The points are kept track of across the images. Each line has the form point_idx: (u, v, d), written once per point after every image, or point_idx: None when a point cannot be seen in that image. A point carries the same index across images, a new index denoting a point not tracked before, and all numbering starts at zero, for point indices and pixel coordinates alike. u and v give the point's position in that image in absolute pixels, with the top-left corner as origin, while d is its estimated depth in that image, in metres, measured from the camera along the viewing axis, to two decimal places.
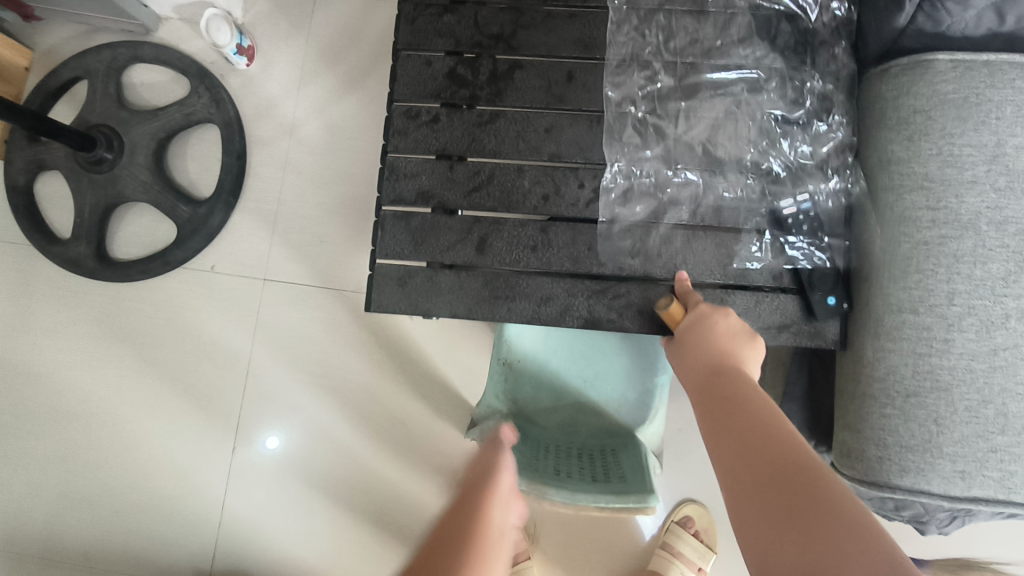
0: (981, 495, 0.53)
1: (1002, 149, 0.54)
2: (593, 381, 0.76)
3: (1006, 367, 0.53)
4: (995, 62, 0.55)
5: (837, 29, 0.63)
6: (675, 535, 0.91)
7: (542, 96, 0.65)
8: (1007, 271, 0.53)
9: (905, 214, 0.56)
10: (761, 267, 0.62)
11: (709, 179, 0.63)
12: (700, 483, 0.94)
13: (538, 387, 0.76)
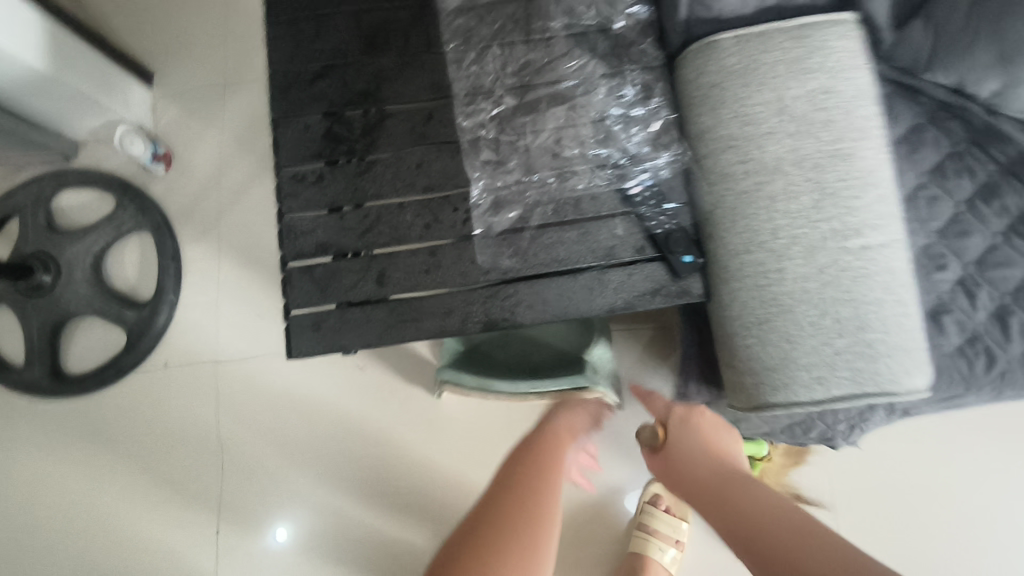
0: (840, 394, 0.60)
1: (784, 101, 0.64)
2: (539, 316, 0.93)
3: (833, 281, 0.61)
4: (764, 32, 0.66)
5: (643, 28, 0.74)
6: (647, 514, 0.96)
7: (409, 139, 0.74)
8: (816, 198, 0.62)
9: (723, 171, 0.65)
10: (624, 244, 0.70)
11: (565, 179, 0.72)
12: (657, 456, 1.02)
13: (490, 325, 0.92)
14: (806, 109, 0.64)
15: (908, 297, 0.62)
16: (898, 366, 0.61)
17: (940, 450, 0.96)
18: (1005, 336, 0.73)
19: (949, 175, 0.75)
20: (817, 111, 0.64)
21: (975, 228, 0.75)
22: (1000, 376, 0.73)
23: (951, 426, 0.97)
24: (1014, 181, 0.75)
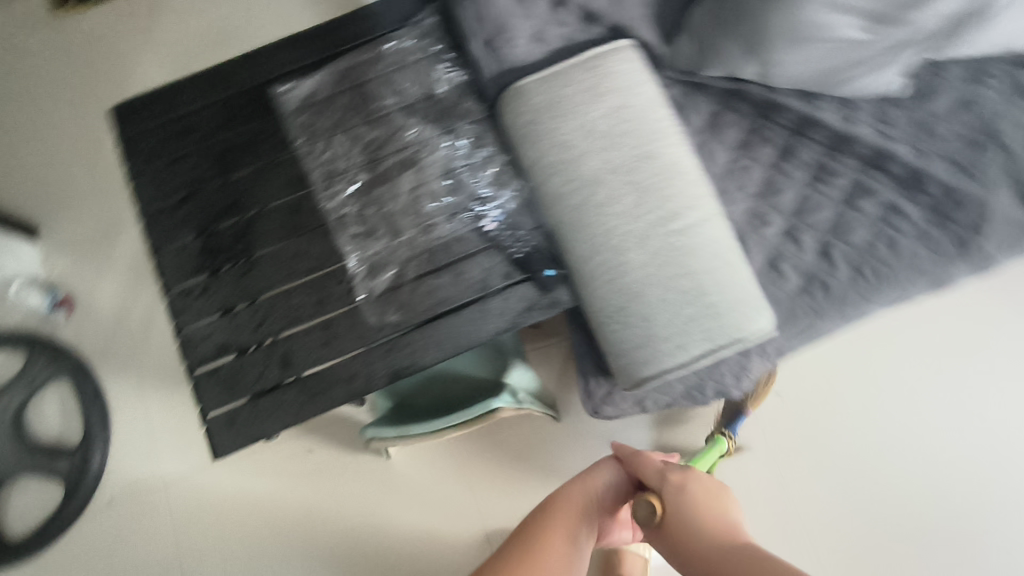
0: (699, 351, 0.74)
1: (586, 125, 0.76)
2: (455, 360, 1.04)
3: (666, 262, 0.74)
4: (556, 72, 0.78)
5: (462, 87, 0.84)
6: None
7: (281, 231, 0.81)
8: (637, 196, 0.75)
9: (555, 195, 0.77)
10: (494, 274, 0.78)
11: (429, 231, 0.80)
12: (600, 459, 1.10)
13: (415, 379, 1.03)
14: (610, 126, 0.77)
15: (735, 256, 0.76)
16: (739, 313, 0.75)
17: (840, 363, 1.09)
18: (832, 267, 0.85)
19: (751, 145, 0.88)
20: (616, 126, 0.77)
21: (785, 184, 0.87)
22: (838, 300, 0.85)
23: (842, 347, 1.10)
24: (804, 137, 0.88)
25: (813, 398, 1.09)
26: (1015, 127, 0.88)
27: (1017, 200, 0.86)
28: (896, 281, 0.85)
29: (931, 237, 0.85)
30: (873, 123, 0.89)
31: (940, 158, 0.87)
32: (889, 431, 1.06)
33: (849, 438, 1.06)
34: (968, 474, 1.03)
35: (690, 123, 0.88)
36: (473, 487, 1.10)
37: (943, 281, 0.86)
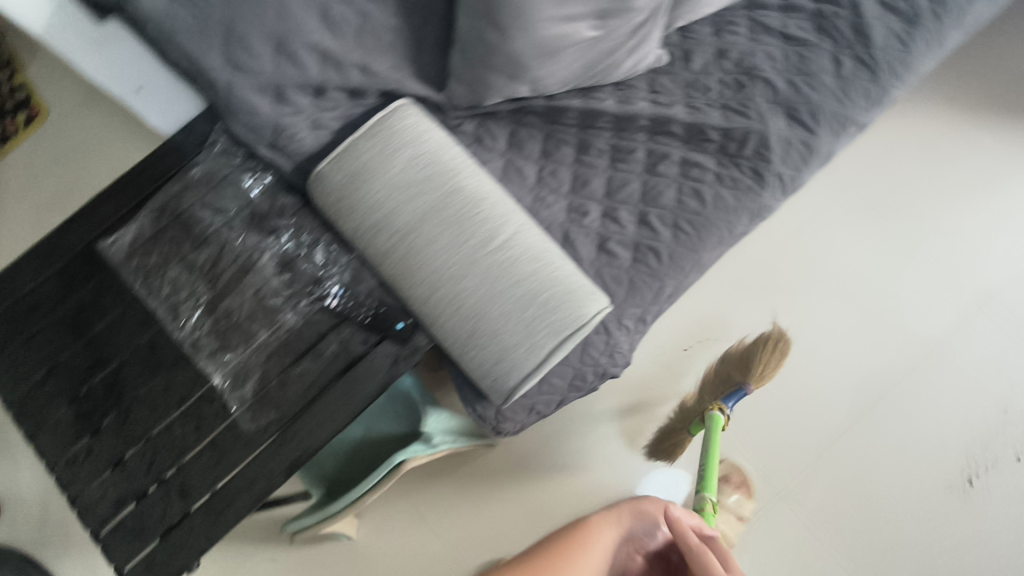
0: (551, 347, 0.79)
1: (385, 184, 0.82)
2: (372, 425, 1.09)
3: (495, 278, 0.80)
4: (345, 148, 0.84)
5: (273, 186, 0.90)
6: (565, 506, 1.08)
7: (145, 372, 0.84)
8: (450, 231, 0.81)
9: (380, 253, 0.83)
10: (352, 342, 0.84)
11: (281, 327, 0.84)
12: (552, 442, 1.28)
13: (336, 455, 1.07)
14: (410, 178, 0.83)
15: (552, 256, 0.82)
16: (571, 304, 0.80)
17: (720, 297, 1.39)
18: (654, 232, 0.94)
19: (551, 151, 0.98)
20: (412, 177, 0.83)
21: (591, 174, 0.97)
22: (670, 259, 0.94)
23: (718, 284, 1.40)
24: (594, 129, 0.98)
25: (727, 322, 1.37)
26: (766, 61, 1.00)
27: (787, 122, 0.97)
28: (711, 225, 0.95)
29: (728, 176, 0.96)
30: (649, 99, 0.99)
31: (712, 108, 0.97)
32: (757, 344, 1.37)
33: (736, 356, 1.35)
34: (831, 352, 1.36)
35: (492, 149, 0.97)
36: (431, 523, 1.23)
37: (753, 211, 0.97)
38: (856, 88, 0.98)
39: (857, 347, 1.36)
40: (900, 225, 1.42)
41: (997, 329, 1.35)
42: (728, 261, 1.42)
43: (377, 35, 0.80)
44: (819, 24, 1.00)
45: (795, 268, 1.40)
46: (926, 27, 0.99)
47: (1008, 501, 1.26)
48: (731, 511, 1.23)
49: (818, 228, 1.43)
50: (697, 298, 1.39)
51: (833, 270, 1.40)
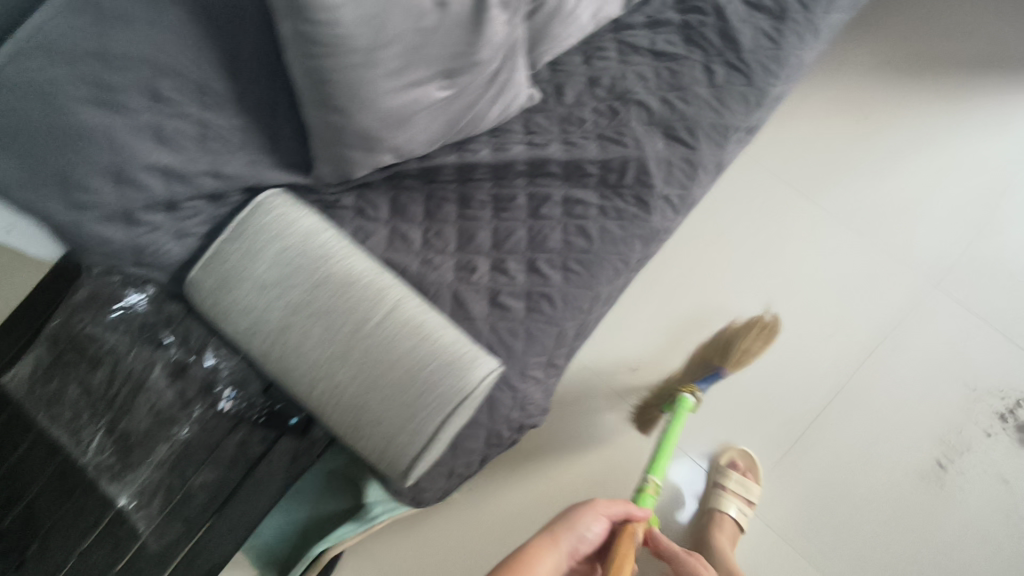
0: (437, 425, 0.79)
1: (254, 284, 0.83)
2: (315, 504, 1.07)
3: (372, 361, 0.81)
4: (211, 252, 0.85)
5: (154, 295, 0.89)
6: None
7: (60, 500, 0.81)
8: (324, 322, 0.82)
9: (261, 352, 0.84)
10: (251, 441, 0.87)
11: (179, 439, 0.85)
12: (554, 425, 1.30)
13: (277, 540, 1.09)
14: (279, 273, 0.83)
15: (429, 328, 0.82)
16: (451, 378, 0.80)
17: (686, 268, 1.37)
18: (545, 278, 0.93)
19: (434, 211, 0.97)
20: (280, 273, 0.83)
21: (477, 227, 0.96)
22: (565, 302, 0.93)
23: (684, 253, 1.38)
24: (473, 181, 0.97)
25: (693, 301, 1.35)
26: (638, 82, 0.97)
27: (665, 142, 0.95)
28: (601, 261, 0.94)
29: (612, 208, 0.94)
30: (524, 141, 0.97)
31: (588, 141, 0.96)
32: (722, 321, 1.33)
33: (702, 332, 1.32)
34: (793, 325, 1.32)
35: (375, 219, 0.97)
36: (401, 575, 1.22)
37: (644, 237, 0.95)
38: (732, 96, 0.96)
39: (823, 312, 1.32)
40: (850, 195, 1.36)
41: (947, 298, 1.30)
42: (665, 263, 1.38)
43: (222, 139, 0.80)
44: (687, 35, 0.98)
45: (734, 261, 1.36)
46: (795, 21, 0.96)
47: (984, 467, 1.23)
48: (739, 496, 1.21)
49: (753, 216, 1.38)
50: (639, 305, 1.35)
51: (773, 258, 1.36)
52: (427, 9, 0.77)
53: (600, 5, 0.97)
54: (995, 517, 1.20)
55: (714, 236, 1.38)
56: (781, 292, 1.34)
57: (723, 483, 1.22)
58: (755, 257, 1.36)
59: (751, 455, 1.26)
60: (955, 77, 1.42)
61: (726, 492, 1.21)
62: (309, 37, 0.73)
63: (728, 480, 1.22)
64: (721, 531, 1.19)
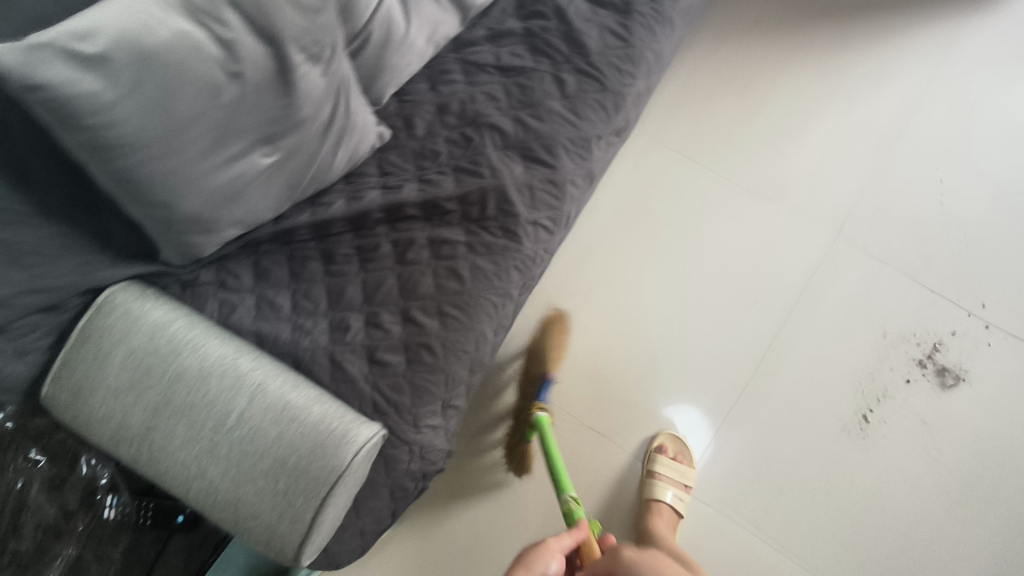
0: (317, 508, 0.77)
1: (108, 392, 0.80)
2: None
3: (241, 454, 0.78)
4: (60, 364, 0.81)
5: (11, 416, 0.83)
6: None
7: None
8: (185, 421, 0.79)
9: (130, 458, 0.81)
10: (143, 542, 0.91)
11: (69, 554, 0.87)
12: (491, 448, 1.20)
13: None
14: (130, 377, 0.80)
15: (296, 407, 0.80)
16: (322, 458, 0.78)
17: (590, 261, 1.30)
18: (421, 327, 0.90)
19: (298, 272, 0.93)
20: (132, 376, 0.80)
21: (345, 283, 0.92)
22: (445, 348, 0.90)
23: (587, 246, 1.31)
24: (332, 237, 0.92)
25: (603, 292, 1.28)
26: (489, 104, 0.91)
27: (524, 164, 0.90)
28: (477, 301, 0.90)
29: (479, 243, 0.90)
30: (379, 186, 0.92)
31: (444, 176, 0.91)
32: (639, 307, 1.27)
33: (619, 322, 1.27)
34: (717, 296, 1.27)
35: (238, 289, 0.92)
36: None
37: (519, 267, 0.92)
38: (587, 104, 0.90)
39: (744, 279, 1.27)
40: (756, 152, 1.31)
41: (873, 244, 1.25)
42: (584, 255, 1.30)
43: (39, 253, 0.76)
44: (532, 44, 0.93)
45: (649, 244, 1.30)
46: (641, 13, 0.92)
47: (919, 415, 1.21)
48: (674, 481, 1.15)
49: (660, 193, 1.32)
50: (556, 304, 1.28)
51: (688, 229, 1.30)
52: (222, 81, 0.71)
53: (433, 26, 0.91)
54: (916, 462, 1.19)
55: (623, 220, 1.32)
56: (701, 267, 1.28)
57: (659, 471, 1.15)
58: (668, 235, 1.30)
59: (682, 440, 1.19)
60: (842, 15, 1.39)
61: (662, 479, 1.15)
62: (93, 142, 0.65)
63: (664, 466, 1.15)
64: (658, 519, 1.12)
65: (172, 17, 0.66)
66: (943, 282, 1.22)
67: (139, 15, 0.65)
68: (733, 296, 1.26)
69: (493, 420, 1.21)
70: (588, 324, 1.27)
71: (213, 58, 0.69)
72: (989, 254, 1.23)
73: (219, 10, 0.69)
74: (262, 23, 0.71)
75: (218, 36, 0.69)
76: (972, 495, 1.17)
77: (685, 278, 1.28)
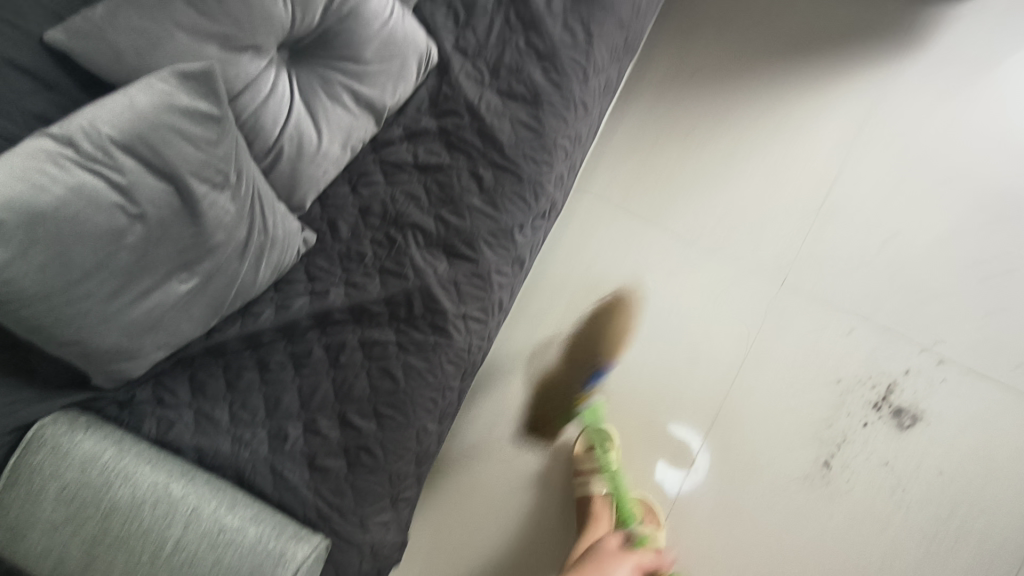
0: None
1: (42, 530, 0.77)
2: None
3: None
4: None
5: None
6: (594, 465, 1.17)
7: None
8: (120, 553, 0.76)
9: None
10: None
11: None
12: (454, 528, 1.20)
13: None
14: (63, 513, 0.78)
15: (233, 530, 0.79)
16: None
17: (548, 314, 1.28)
18: (358, 429, 0.88)
19: (235, 382, 0.90)
20: (66, 512, 0.78)
21: (281, 392, 0.90)
22: (384, 449, 0.88)
23: (544, 298, 1.30)
24: (264, 346, 0.91)
25: (565, 341, 1.27)
26: (409, 204, 0.92)
27: (448, 262, 0.91)
28: (412, 399, 0.88)
29: (409, 341, 0.89)
30: (306, 291, 0.91)
31: (370, 278, 0.91)
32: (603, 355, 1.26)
33: (581, 375, 1.25)
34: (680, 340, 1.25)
35: (175, 404, 0.89)
36: None
37: (454, 362, 0.91)
38: (505, 197, 0.91)
39: (705, 322, 1.25)
40: (699, 197, 1.32)
41: (816, 279, 1.25)
42: (534, 320, 1.29)
43: None
44: (447, 141, 0.93)
45: (603, 294, 1.28)
46: (552, 103, 0.92)
47: (889, 457, 1.16)
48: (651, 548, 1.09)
49: (613, 249, 1.31)
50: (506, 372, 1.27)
51: (644, 271, 1.29)
52: (125, 224, 0.72)
53: (347, 131, 0.90)
54: (883, 503, 1.14)
55: (573, 282, 1.30)
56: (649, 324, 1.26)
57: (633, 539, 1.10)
58: (615, 293, 1.28)
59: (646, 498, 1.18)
60: (783, 55, 1.36)
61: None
62: None
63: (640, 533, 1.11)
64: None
65: (67, 173, 0.67)
66: (892, 320, 1.22)
67: (30, 175, 0.65)
68: (693, 339, 1.25)
69: (461, 491, 1.22)
70: (553, 377, 1.25)
71: (114, 205, 0.70)
72: (935, 290, 1.22)
73: (115, 159, 0.70)
74: (161, 164, 0.72)
75: (116, 183, 0.70)
76: (954, 535, 1.12)
77: (636, 332, 1.26)
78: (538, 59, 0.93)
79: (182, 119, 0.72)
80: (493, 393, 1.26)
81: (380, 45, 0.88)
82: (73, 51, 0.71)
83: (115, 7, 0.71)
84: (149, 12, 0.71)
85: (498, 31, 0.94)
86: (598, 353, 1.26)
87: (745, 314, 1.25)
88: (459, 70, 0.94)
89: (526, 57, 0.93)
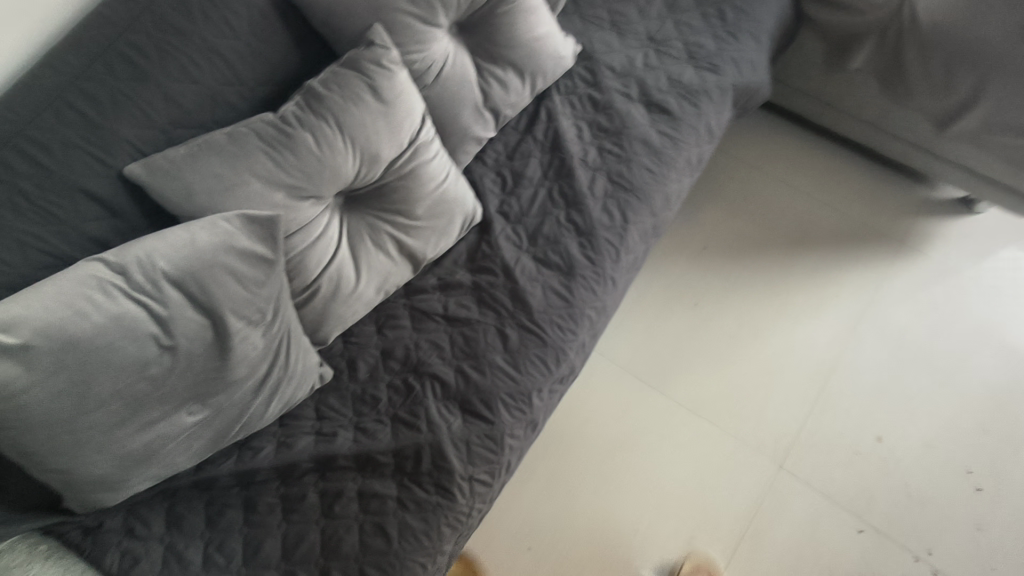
0: None
1: None
2: None
3: None
4: None
5: None
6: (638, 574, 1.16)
7: None
8: None
9: None
10: None
11: None
12: None
13: None
14: None
15: None
16: None
17: (542, 467, 1.26)
18: None
19: (215, 519, 0.83)
20: None
21: (264, 536, 0.82)
22: None
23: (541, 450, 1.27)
24: (256, 484, 0.86)
25: (557, 498, 1.22)
26: (432, 352, 0.93)
27: (462, 419, 0.89)
28: (402, 565, 0.81)
29: (409, 498, 0.84)
30: (312, 432, 0.88)
31: (382, 427, 0.88)
32: (595, 518, 1.21)
33: (571, 537, 1.19)
34: (675, 512, 1.21)
35: (146, 538, 0.81)
36: None
37: (453, 527, 0.85)
38: (528, 360, 0.92)
39: (701, 497, 1.23)
40: (701, 366, 1.36)
41: (811, 467, 1.26)
42: (527, 473, 1.25)
43: None
44: (479, 296, 0.95)
45: (598, 454, 1.27)
46: (584, 276, 0.96)
47: None
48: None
49: (615, 407, 1.32)
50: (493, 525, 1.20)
51: (644, 434, 1.29)
52: (153, 355, 0.70)
53: (384, 276, 0.92)
54: None
55: (571, 435, 1.29)
56: (651, 490, 1.23)
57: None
58: (613, 453, 1.27)
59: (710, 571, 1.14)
60: (782, 246, 1.47)
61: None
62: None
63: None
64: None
65: (113, 301, 0.67)
66: (887, 523, 1.21)
67: (76, 302, 0.65)
68: (688, 513, 1.21)
69: None
70: (540, 536, 1.19)
71: (147, 335, 0.69)
72: (927, 496, 1.23)
73: (162, 290, 0.70)
74: (203, 299, 0.72)
75: (156, 314, 0.70)
76: None
77: (631, 497, 1.23)
78: (575, 234, 0.98)
79: (237, 259, 0.74)
80: (484, 550, 1.18)
81: (430, 204, 0.92)
82: (148, 185, 0.73)
83: (197, 151, 0.75)
84: (229, 159, 0.76)
85: (540, 202, 1.00)
86: (591, 514, 1.21)
87: (743, 493, 1.24)
88: (500, 231, 0.99)
89: (564, 230, 0.98)
